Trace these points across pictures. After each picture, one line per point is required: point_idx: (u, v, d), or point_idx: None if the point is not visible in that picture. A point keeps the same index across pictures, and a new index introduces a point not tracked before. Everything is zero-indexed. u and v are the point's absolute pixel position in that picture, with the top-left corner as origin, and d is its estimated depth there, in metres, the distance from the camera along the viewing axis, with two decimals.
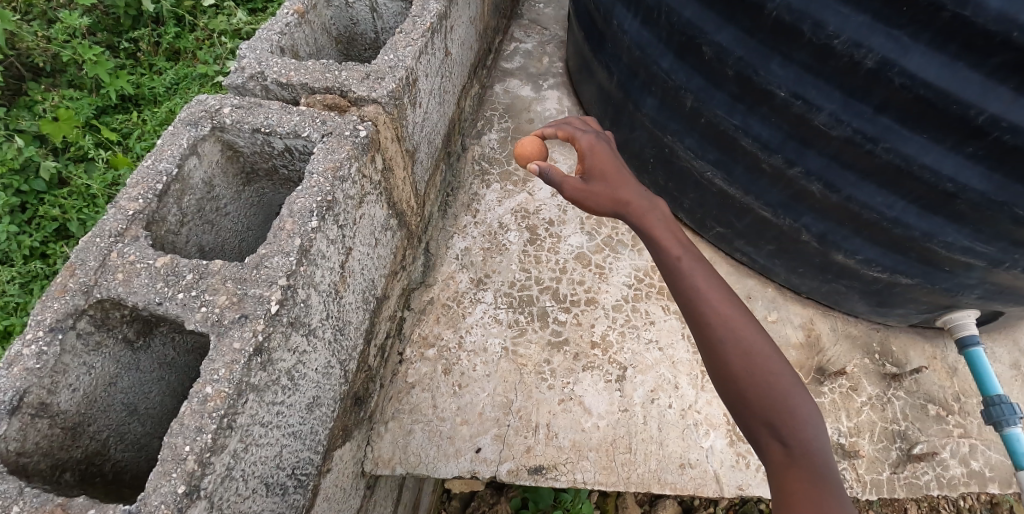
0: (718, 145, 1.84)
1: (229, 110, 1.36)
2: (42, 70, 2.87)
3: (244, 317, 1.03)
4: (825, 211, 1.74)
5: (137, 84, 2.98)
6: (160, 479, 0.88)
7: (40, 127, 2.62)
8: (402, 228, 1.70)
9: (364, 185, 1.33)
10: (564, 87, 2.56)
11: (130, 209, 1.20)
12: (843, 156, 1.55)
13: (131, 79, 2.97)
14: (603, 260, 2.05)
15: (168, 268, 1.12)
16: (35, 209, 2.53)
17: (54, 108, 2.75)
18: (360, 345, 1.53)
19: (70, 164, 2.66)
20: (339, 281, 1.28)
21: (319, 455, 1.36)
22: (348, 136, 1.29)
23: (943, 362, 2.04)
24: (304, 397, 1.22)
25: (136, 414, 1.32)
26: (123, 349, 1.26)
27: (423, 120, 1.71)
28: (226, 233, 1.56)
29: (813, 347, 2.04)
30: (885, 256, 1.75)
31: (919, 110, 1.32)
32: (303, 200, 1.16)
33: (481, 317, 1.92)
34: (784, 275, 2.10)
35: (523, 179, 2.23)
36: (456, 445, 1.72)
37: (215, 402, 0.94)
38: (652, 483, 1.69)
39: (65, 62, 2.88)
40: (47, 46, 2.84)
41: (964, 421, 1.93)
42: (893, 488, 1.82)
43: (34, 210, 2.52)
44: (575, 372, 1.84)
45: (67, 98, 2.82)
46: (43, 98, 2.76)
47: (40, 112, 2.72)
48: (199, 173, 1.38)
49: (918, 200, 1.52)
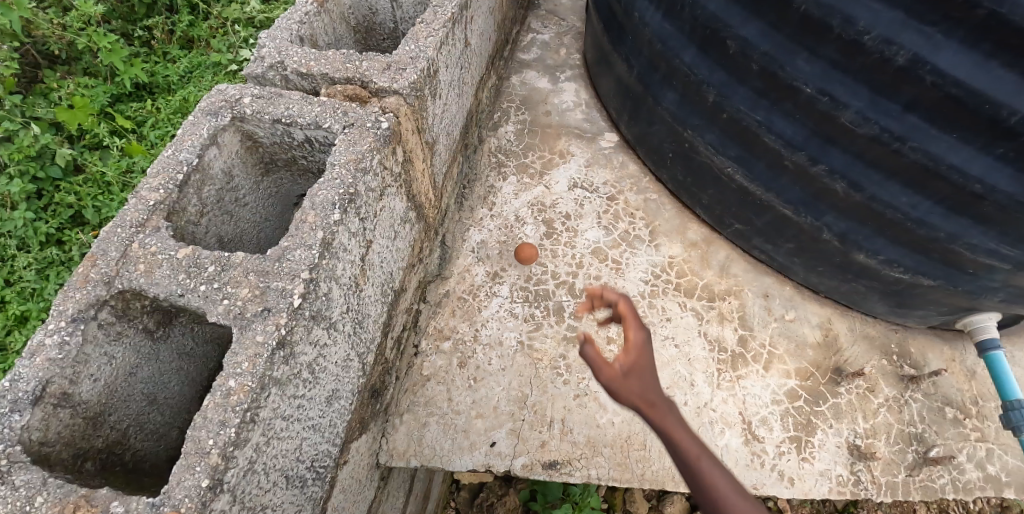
0: (740, 140, 1.81)
1: (249, 100, 1.34)
2: (58, 58, 2.89)
3: (267, 310, 1.00)
4: (847, 211, 1.71)
5: (151, 72, 2.98)
6: (184, 472, 0.87)
7: (55, 113, 2.63)
8: (420, 220, 1.68)
9: (386, 177, 1.30)
10: (581, 79, 2.51)
11: (151, 199, 1.21)
12: (868, 155, 1.52)
13: (145, 67, 2.97)
14: (619, 255, 2.03)
15: (189, 260, 1.10)
16: (51, 196, 2.54)
17: (68, 95, 2.76)
18: (378, 338, 1.49)
19: (85, 151, 2.67)
20: (359, 274, 1.24)
21: (338, 447, 1.34)
22: (370, 127, 1.25)
23: (962, 365, 2.00)
24: (324, 390, 1.18)
25: (155, 404, 1.33)
26: (143, 339, 1.27)
27: (443, 112, 1.68)
28: (245, 223, 1.55)
29: (831, 347, 1.98)
30: (907, 256, 1.72)
31: (949, 109, 1.30)
32: (325, 193, 1.12)
33: (497, 310, 1.91)
34: (803, 274, 2.04)
35: (540, 172, 2.21)
36: (470, 439, 1.72)
37: (239, 396, 0.92)
38: (666, 480, 1.69)
39: (80, 49, 2.88)
40: (62, 33, 2.84)
41: (981, 425, 1.89)
42: (908, 491, 1.77)
43: (49, 197, 2.53)
44: (590, 367, 1.83)
45: (82, 85, 2.82)
46: (59, 86, 2.77)
47: (56, 99, 2.73)
48: (219, 163, 1.37)
49: (944, 201, 1.49)
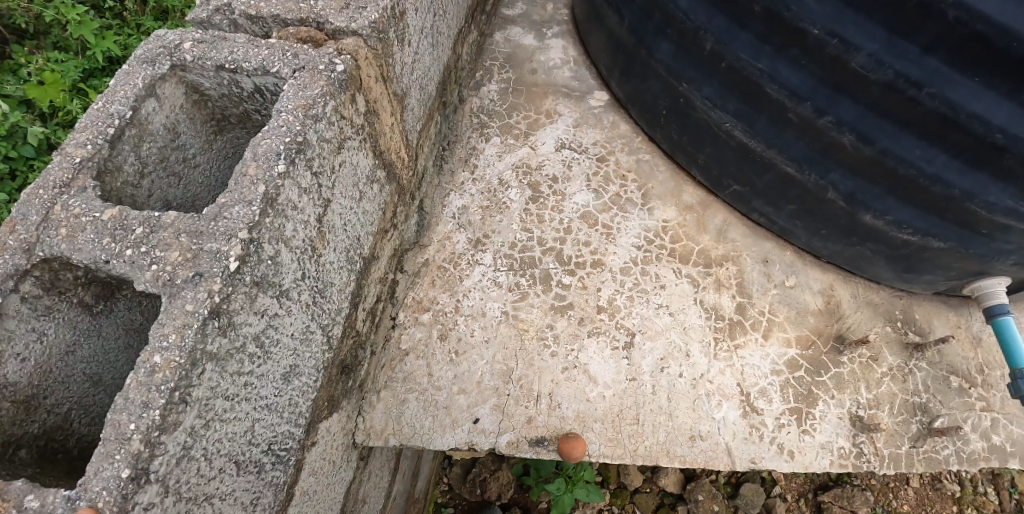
0: (739, 92, 1.66)
1: (190, 45, 1.18)
2: (24, 31, 2.44)
3: (198, 276, 0.87)
4: (855, 167, 1.58)
5: (126, 45, 2.50)
6: (102, 461, 0.76)
7: (24, 90, 2.24)
8: (391, 182, 1.54)
9: (344, 128, 1.16)
10: (570, 35, 2.33)
11: (77, 156, 1.06)
12: (881, 105, 1.39)
13: (120, 40, 2.50)
14: (610, 219, 1.90)
15: (115, 221, 0.97)
16: (25, 179, 2.16)
17: (39, 71, 2.34)
18: (346, 309, 1.37)
19: (60, 130, 2.27)
20: (315, 237, 1.11)
21: (302, 429, 1.23)
22: (322, 71, 1.11)
23: (969, 332, 1.88)
24: (278, 366, 1.07)
25: (101, 386, 1.21)
26: (80, 314, 1.14)
27: (414, 62, 1.52)
28: (196, 187, 1.41)
29: (833, 314, 1.87)
30: (918, 218, 1.59)
31: (974, 49, 1.17)
32: (269, 142, 0.99)
33: (479, 280, 1.79)
34: (805, 238, 1.90)
35: (525, 132, 2.06)
36: (452, 416, 1.62)
37: (164, 373, 0.80)
38: (660, 456, 1.60)
39: (48, 23, 2.44)
40: (28, 5, 2.40)
41: (987, 395, 1.78)
42: (912, 463, 1.69)
43: (23, 180, 2.15)
44: (579, 338, 1.72)
45: (53, 61, 2.39)
46: (27, 61, 2.35)
47: (26, 75, 2.33)
48: (160, 117, 1.22)
49: (963, 154, 1.37)
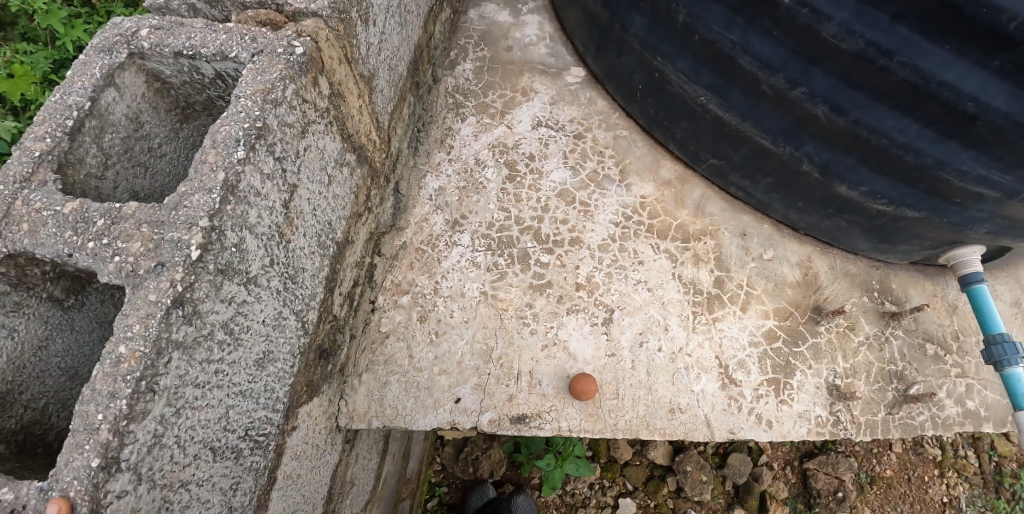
0: (713, 65, 1.66)
1: (147, 32, 1.15)
2: None
3: (161, 265, 0.87)
4: (829, 139, 1.58)
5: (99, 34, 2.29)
6: (71, 451, 0.77)
7: None
8: (362, 164, 1.53)
9: (307, 111, 1.15)
10: (545, 11, 2.28)
11: (36, 149, 1.04)
12: (853, 75, 1.39)
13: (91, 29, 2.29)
14: (588, 197, 1.91)
15: (76, 214, 0.96)
16: None
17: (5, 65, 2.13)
18: (320, 294, 1.37)
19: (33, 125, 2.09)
20: (282, 223, 1.11)
21: (279, 414, 1.24)
22: (281, 54, 1.09)
23: (944, 300, 1.91)
24: (249, 353, 1.07)
25: (77, 379, 1.20)
26: (51, 309, 1.14)
27: (381, 42, 1.50)
28: (163, 176, 1.39)
29: (811, 286, 1.89)
30: (892, 188, 1.61)
31: (943, 16, 1.17)
32: (228, 128, 0.98)
33: (457, 261, 1.79)
34: (782, 211, 1.92)
35: (501, 111, 2.05)
36: (434, 396, 1.64)
37: (129, 363, 0.81)
38: (640, 429, 1.64)
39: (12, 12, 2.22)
40: None
41: (961, 361, 1.82)
42: (887, 429, 1.73)
43: None
44: (558, 315, 1.73)
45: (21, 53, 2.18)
46: None
47: None
48: (121, 107, 1.20)
49: (934, 123, 1.38)
